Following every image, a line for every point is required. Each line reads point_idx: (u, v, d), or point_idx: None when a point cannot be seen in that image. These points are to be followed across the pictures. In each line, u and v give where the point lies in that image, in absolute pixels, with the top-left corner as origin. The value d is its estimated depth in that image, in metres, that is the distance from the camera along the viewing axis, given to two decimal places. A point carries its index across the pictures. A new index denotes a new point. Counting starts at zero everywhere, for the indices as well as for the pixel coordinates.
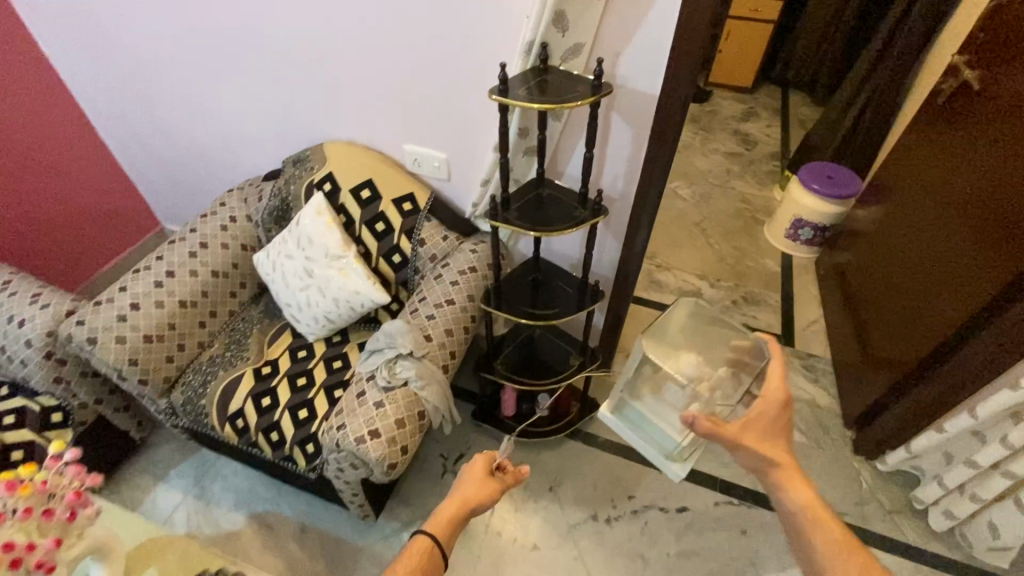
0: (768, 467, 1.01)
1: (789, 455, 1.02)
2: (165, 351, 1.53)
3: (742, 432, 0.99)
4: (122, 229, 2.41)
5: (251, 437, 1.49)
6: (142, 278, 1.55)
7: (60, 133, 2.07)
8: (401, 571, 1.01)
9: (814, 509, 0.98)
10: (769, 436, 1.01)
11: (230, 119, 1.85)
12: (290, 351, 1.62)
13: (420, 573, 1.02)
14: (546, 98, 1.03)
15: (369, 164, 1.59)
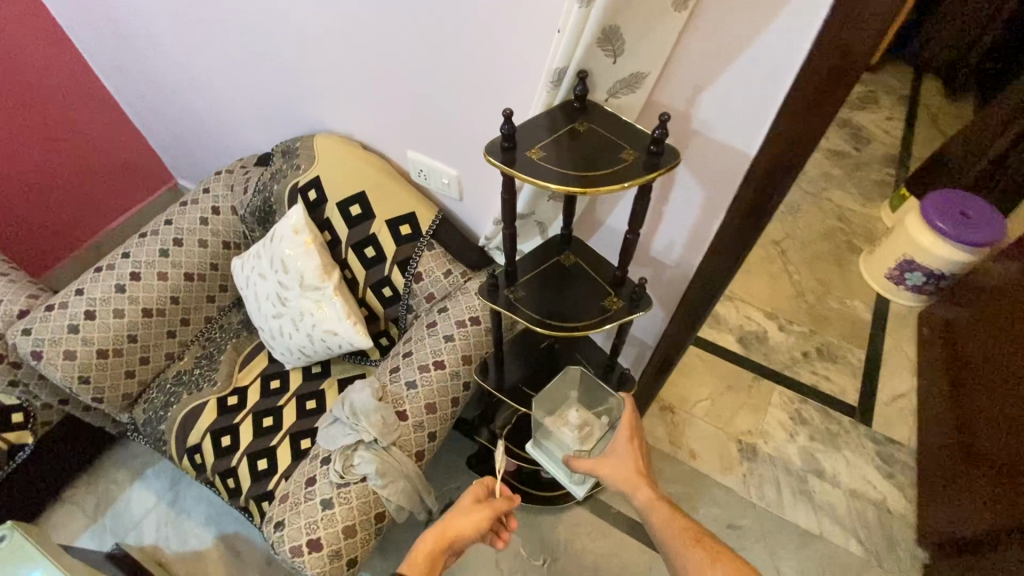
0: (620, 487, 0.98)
1: (639, 470, 0.98)
2: (124, 367, 1.36)
3: (597, 463, 1.01)
4: (137, 187, 2.20)
5: (207, 478, 1.32)
6: (102, 280, 1.35)
7: (59, 83, 1.81)
8: None
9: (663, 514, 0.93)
10: (621, 459, 1.00)
11: (221, 86, 1.55)
12: (262, 379, 1.41)
13: None
14: (573, 164, 0.66)
15: (364, 171, 1.27)
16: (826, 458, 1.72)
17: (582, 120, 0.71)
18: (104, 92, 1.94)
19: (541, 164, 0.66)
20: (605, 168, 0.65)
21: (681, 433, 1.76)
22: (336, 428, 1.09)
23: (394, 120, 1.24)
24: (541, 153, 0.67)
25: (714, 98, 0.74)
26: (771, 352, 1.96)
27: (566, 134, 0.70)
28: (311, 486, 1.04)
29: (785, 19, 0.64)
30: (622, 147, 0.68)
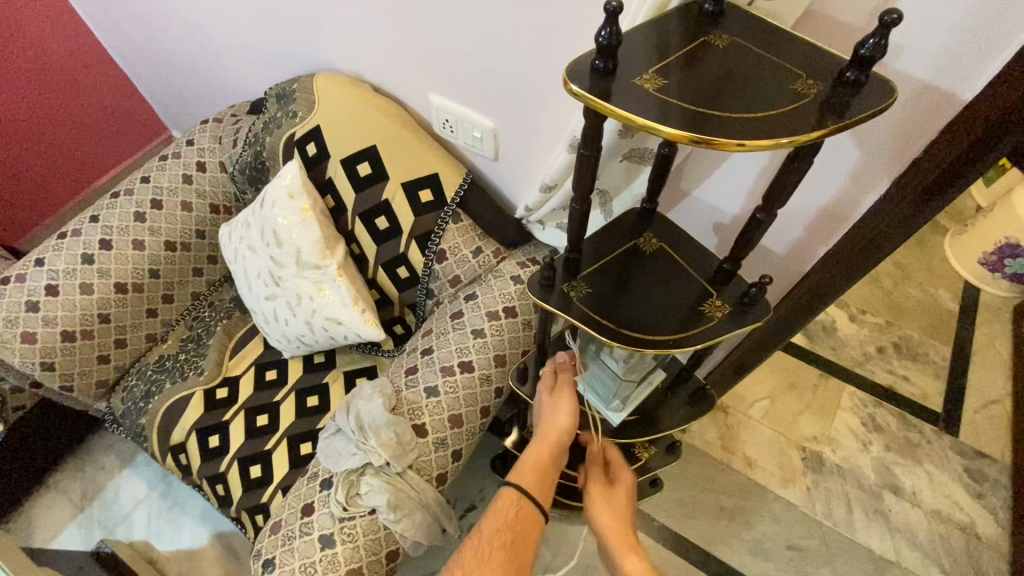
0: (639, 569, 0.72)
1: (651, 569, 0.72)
2: (96, 351, 1.16)
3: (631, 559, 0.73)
4: (128, 135, 1.94)
5: (194, 482, 1.14)
6: (66, 249, 1.14)
7: (20, 12, 1.51)
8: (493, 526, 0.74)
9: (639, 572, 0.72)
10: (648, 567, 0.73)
11: (207, 17, 1.28)
12: (257, 368, 1.20)
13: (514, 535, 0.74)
14: (711, 101, 0.44)
15: (374, 120, 1.02)
16: (905, 473, 1.49)
17: (716, 32, 0.50)
18: (75, 20, 1.63)
19: (649, 100, 0.44)
20: (766, 109, 0.43)
21: (735, 437, 1.54)
22: (339, 443, 0.88)
23: (410, 54, 0.97)
24: (660, 83, 0.45)
25: (923, 1, 0.51)
26: (840, 347, 1.71)
27: (691, 53, 0.48)
28: (306, 513, 0.84)
29: None
30: (793, 74, 0.46)
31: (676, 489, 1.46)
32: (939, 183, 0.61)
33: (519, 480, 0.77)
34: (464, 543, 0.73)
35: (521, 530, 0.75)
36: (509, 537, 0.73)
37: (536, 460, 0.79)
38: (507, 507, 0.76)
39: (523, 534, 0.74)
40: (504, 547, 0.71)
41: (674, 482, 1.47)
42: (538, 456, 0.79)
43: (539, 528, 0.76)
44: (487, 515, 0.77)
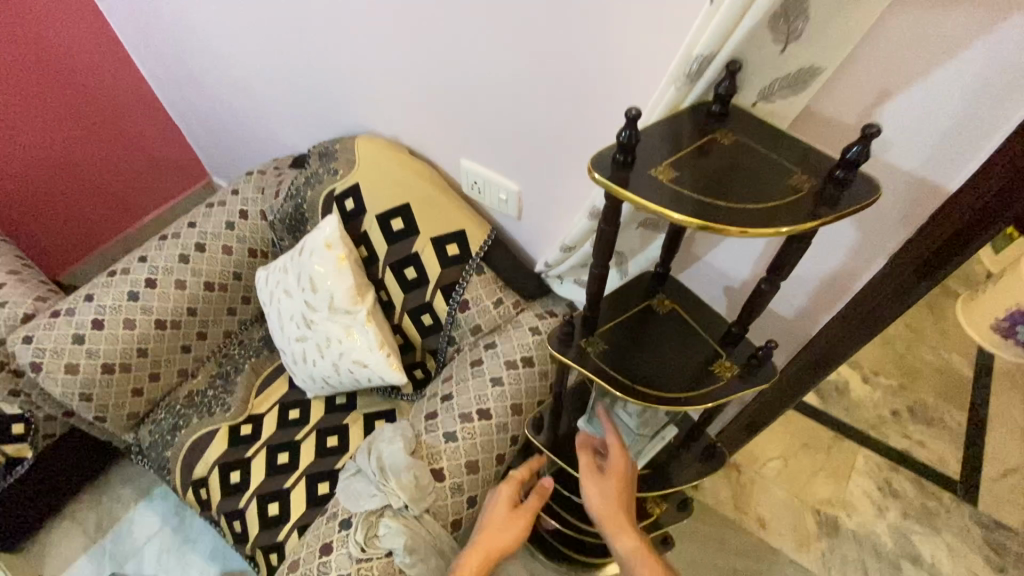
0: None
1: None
2: (132, 383, 1.23)
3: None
4: (170, 179, 2.09)
5: (212, 517, 1.16)
6: (114, 286, 1.22)
7: (86, 66, 1.68)
8: None
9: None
10: None
11: (259, 81, 1.42)
12: (280, 407, 1.25)
13: None
14: (718, 191, 0.51)
15: (408, 179, 1.11)
16: (924, 542, 1.46)
17: (721, 130, 0.57)
18: (133, 72, 1.80)
19: (665, 189, 0.50)
20: (766, 201, 0.50)
21: (748, 496, 1.53)
22: (359, 484, 0.92)
23: (444, 124, 1.07)
24: (671, 175, 0.52)
25: (908, 108, 0.59)
26: (853, 409, 1.71)
27: (699, 147, 0.56)
28: (326, 550, 0.86)
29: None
30: (790, 169, 0.53)
31: (689, 549, 1.44)
32: (933, 261, 0.66)
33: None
34: None
35: None
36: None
37: (467, 572, 0.79)
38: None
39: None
40: None
41: (687, 541, 1.45)
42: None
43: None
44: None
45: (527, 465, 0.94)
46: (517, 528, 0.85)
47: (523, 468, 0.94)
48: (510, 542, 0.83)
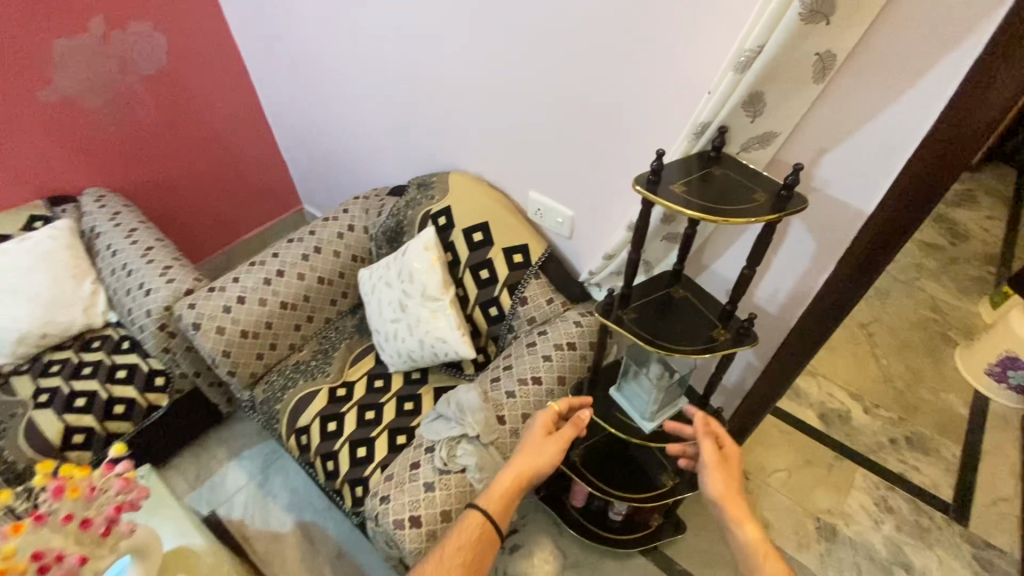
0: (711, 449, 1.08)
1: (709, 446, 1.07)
2: (257, 348, 1.57)
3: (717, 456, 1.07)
4: (272, 205, 2.52)
5: (309, 458, 1.46)
6: (255, 272, 1.59)
7: (233, 111, 2.18)
8: (452, 546, 0.99)
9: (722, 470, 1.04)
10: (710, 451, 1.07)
11: (371, 128, 1.84)
12: (367, 377, 1.56)
13: (473, 551, 0.98)
14: (710, 199, 0.82)
15: (488, 204, 1.46)
16: (916, 553, 1.62)
17: (716, 167, 0.90)
18: (263, 119, 2.30)
19: (678, 196, 0.83)
20: (739, 206, 0.81)
21: (753, 500, 1.72)
22: (440, 422, 1.21)
23: (518, 164, 1.43)
24: (683, 189, 0.84)
25: (838, 160, 0.91)
26: (853, 434, 1.90)
27: (701, 176, 0.88)
28: (415, 466, 1.14)
29: (899, 111, 0.82)
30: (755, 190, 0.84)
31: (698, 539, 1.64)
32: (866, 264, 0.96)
33: (488, 506, 1.02)
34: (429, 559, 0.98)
35: (477, 551, 0.99)
36: (469, 554, 0.98)
37: (501, 490, 1.04)
38: (470, 528, 1.00)
39: (478, 553, 0.98)
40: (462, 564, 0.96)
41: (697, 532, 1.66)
42: (507, 491, 1.03)
43: (491, 548, 1.01)
44: (454, 528, 1.02)
45: (564, 402, 1.14)
46: (551, 454, 1.06)
47: (558, 405, 1.14)
48: (545, 464, 1.06)
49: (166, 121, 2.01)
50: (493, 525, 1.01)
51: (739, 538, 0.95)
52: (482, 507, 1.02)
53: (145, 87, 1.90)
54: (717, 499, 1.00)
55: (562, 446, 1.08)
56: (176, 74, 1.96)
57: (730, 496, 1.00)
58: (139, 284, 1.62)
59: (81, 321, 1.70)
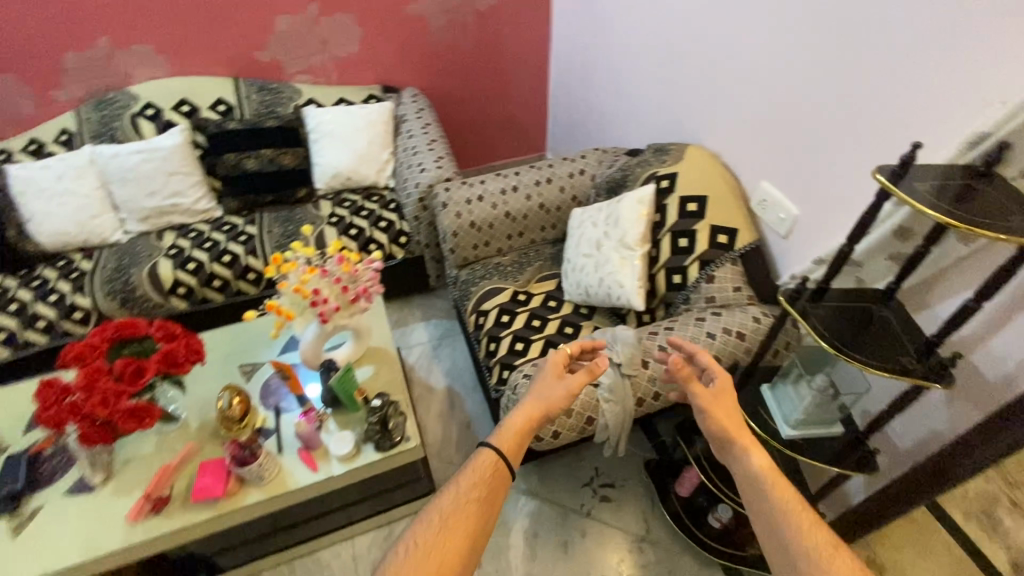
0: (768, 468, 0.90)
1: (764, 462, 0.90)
2: (475, 240, 1.90)
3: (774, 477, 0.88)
4: (523, 143, 2.93)
5: (478, 335, 1.76)
6: (497, 181, 1.93)
7: (527, 55, 2.60)
8: (466, 486, 0.91)
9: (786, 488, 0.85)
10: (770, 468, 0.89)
11: (633, 93, 2.03)
12: (545, 296, 1.79)
13: (489, 492, 0.91)
14: (961, 208, 0.80)
15: (713, 181, 1.53)
16: None
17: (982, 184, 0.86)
18: (546, 69, 2.69)
19: (922, 196, 0.82)
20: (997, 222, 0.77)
21: None
22: None
23: (760, 151, 1.46)
24: (932, 193, 0.83)
25: None
26: None
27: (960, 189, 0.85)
28: None
29: None
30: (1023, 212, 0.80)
31: None
32: None
33: (500, 445, 0.98)
34: (437, 502, 0.89)
35: (492, 487, 0.93)
36: (483, 490, 0.91)
37: (512, 432, 1.01)
38: (483, 464, 0.95)
39: (491, 489, 0.92)
40: (478, 500, 0.89)
41: None
42: (519, 428, 1.02)
43: (505, 487, 0.95)
44: (463, 466, 0.95)
45: (573, 342, 1.17)
46: (558, 390, 1.08)
47: (568, 347, 1.19)
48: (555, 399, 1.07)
49: (477, 51, 2.51)
50: (507, 463, 0.97)
51: (747, 466, 0.90)
52: (494, 443, 0.98)
53: (475, 20, 2.41)
54: (720, 431, 0.96)
55: (569, 382, 1.10)
56: (499, 15, 2.42)
57: (732, 425, 0.96)
58: (418, 163, 2.09)
59: (372, 178, 2.25)
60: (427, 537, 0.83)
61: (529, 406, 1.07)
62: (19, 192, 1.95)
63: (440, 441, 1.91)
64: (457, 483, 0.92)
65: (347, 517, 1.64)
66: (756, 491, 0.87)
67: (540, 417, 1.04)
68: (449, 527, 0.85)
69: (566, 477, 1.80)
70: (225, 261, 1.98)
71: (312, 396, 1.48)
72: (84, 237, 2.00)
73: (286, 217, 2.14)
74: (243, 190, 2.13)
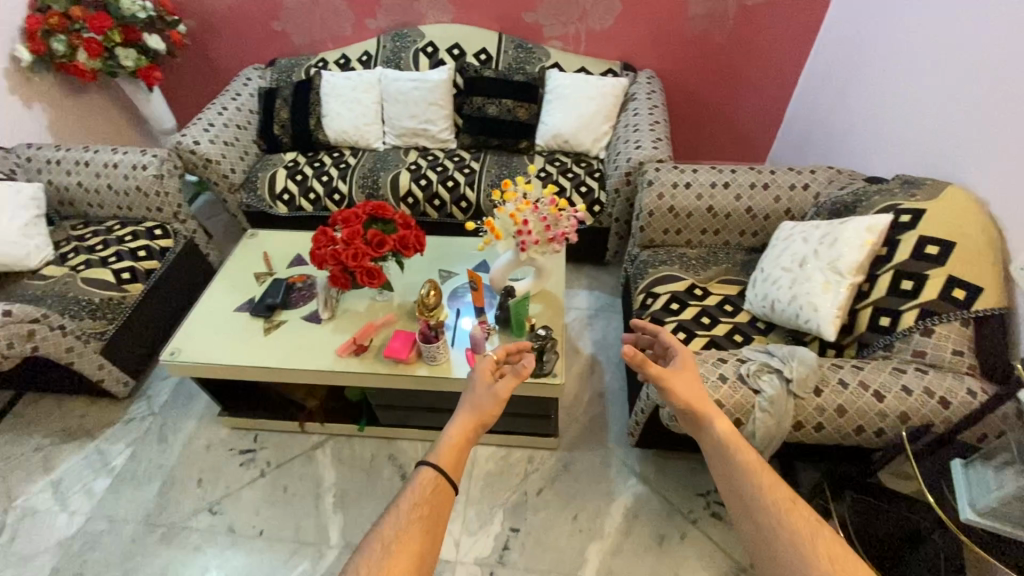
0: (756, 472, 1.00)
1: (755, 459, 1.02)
2: (668, 225, 1.92)
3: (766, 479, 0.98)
4: (741, 150, 2.84)
5: (641, 314, 1.79)
6: (710, 174, 1.91)
7: (778, 60, 2.49)
8: (409, 504, 0.95)
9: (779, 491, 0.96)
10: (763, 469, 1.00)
11: (892, 118, 1.84)
12: (722, 298, 1.75)
13: (430, 510, 0.95)
14: None
15: (969, 229, 1.35)
16: None
17: None
18: (794, 77, 2.54)
19: None
20: None
21: None
22: (764, 354, 1.33)
23: None
24: None
25: None
26: None
27: None
28: (723, 359, 1.33)
29: None
30: None
31: None
32: None
33: (440, 463, 1.01)
34: (378, 527, 0.92)
35: (434, 504, 0.96)
36: (425, 511, 0.94)
37: (450, 448, 1.04)
38: (425, 484, 0.98)
39: (434, 507, 0.95)
40: (420, 519, 0.93)
41: None
42: (458, 445, 1.05)
43: (449, 505, 0.98)
44: (407, 488, 0.98)
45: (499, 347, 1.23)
46: (489, 395, 1.13)
47: (495, 352, 1.24)
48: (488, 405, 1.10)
49: (727, 46, 2.48)
50: (448, 478, 1.00)
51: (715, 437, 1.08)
52: (434, 461, 1.01)
53: (736, 14, 2.38)
54: (686, 406, 1.13)
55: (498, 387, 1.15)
56: (763, 14, 2.36)
57: (696, 401, 1.13)
58: (636, 140, 2.15)
59: (586, 146, 2.37)
60: (379, 564, 0.86)
61: (466, 413, 1.11)
62: (326, 92, 2.50)
63: (572, 400, 2.00)
64: (401, 508, 0.94)
65: (478, 427, 1.85)
66: (727, 460, 1.04)
67: (480, 424, 1.08)
68: (392, 557, 0.87)
69: (682, 479, 1.78)
70: (448, 186, 2.32)
71: (488, 312, 1.70)
72: (356, 139, 2.51)
73: (504, 162, 2.40)
74: (478, 130, 2.44)
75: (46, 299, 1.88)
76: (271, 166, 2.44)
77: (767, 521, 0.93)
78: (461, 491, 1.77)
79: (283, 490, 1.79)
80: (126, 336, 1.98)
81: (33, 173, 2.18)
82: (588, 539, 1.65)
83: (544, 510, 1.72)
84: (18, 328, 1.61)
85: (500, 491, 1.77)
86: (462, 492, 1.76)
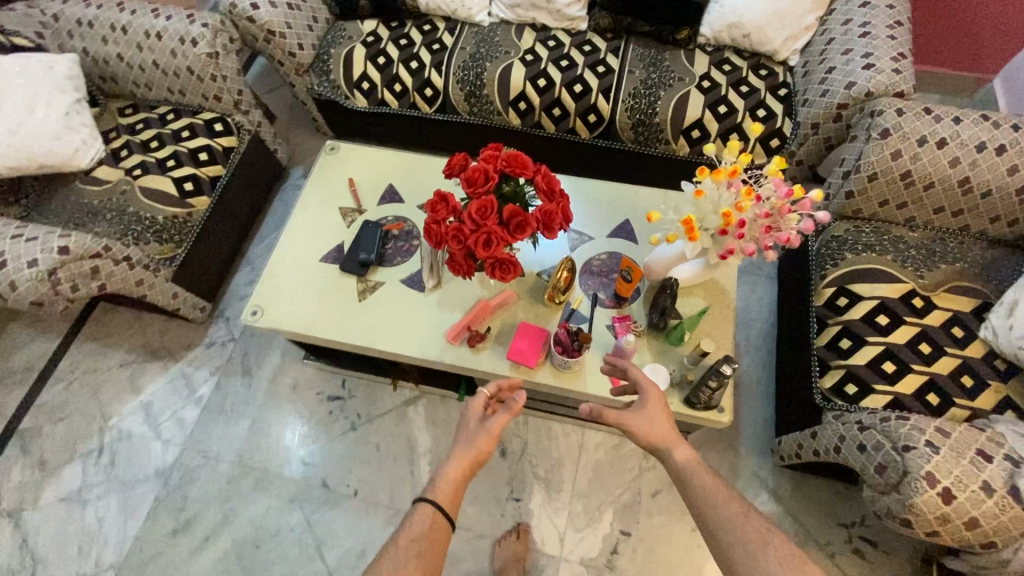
0: (725, 504, 0.96)
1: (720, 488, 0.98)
2: (892, 195, 1.39)
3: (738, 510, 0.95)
4: (967, 56, 2.06)
5: (826, 319, 1.37)
6: (978, 128, 1.31)
7: None
8: (405, 543, 0.94)
9: (753, 527, 0.92)
10: (733, 500, 0.97)
11: None
12: (951, 317, 1.30)
13: (430, 545, 0.95)
14: None
15: None
16: None
17: None
18: None
19: None
20: None
21: None
22: None
23: None
24: None
25: None
26: None
27: None
28: (985, 456, 0.97)
29: None
30: None
31: None
32: None
33: (437, 497, 1.00)
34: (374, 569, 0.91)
35: (430, 540, 0.96)
36: (422, 547, 0.94)
37: (446, 488, 1.02)
38: (423, 520, 0.98)
39: (433, 543, 0.95)
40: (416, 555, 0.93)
41: None
42: (455, 477, 1.02)
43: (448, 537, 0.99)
44: (403, 524, 0.98)
45: (493, 383, 1.13)
46: (482, 434, 1.06)
47: (490, 387, 1.14)
48: (475, 439, 1.06)
49: None
50: (444, 515, 1.00)
51: (676, 464, 1.03)
52: (429, 500, 1.00)
53: None
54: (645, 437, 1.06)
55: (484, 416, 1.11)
56: None
57: (654, 433, 1.06)
58: (864, 52, 1.49)
59: (773, 47, 1.70)
60: None
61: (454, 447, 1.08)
62: None
63: None
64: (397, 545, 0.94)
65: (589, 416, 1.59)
66: (693, 492, 1.00)
67: (473, 458, 1.05)
68: None
69: (824, 504, 1.53)
70: (575, 91, 1.75)
71: (633, 303, 1.33)
72: (455, 7, 1.88)
73: (653, 60, 1.77)
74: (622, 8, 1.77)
75: (104, 214, 1.62)
76: (347, 39, 1.89)
77: (728, 539, 0.92)
78: (566, 480, 1.60)
79: (374, 449, 1.67)
80: (198, 258, 1.73)
81: (64, 38, 1.74)
82: (707, 556, 1.49)
83: (659, 516, 1.54)
84: (78, 266, 1.39)
85: (610, 487, 1.58)
86: (568, 480, 1.60)
